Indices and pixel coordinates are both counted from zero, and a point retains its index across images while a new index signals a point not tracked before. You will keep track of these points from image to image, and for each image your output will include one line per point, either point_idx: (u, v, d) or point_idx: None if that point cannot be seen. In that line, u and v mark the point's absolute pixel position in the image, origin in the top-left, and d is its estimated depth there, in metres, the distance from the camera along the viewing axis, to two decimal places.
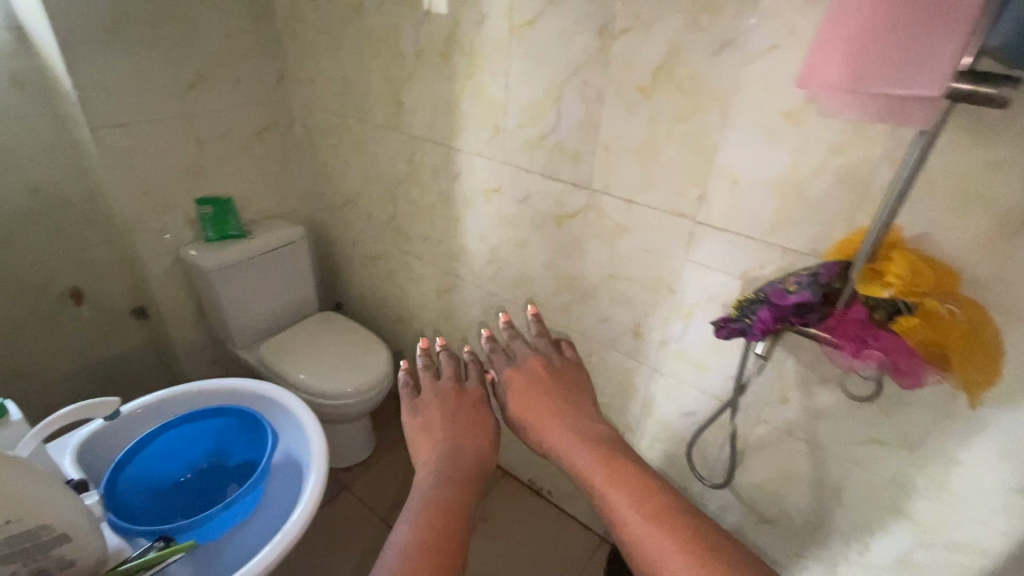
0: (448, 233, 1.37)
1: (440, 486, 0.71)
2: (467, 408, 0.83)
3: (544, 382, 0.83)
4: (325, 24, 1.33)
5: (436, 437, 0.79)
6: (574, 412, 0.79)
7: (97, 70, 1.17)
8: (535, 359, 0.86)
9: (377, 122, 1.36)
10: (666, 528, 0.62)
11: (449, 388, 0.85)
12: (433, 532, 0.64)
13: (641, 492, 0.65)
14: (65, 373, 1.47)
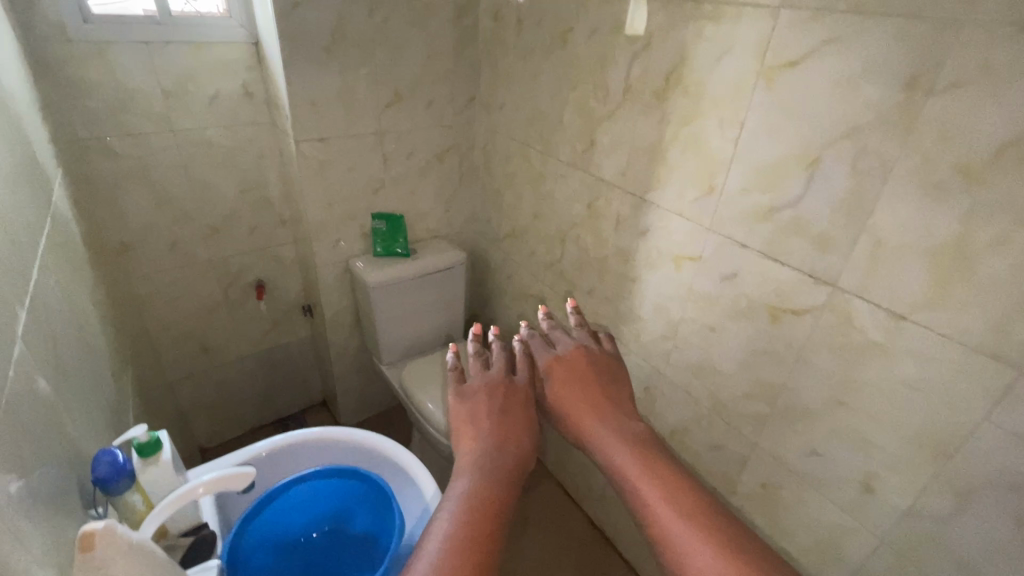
0: (619, 292, 1.18)
1: (478, 478, 0.66)
2: (512, 397, 0.78)
3: (585, 379, 0.79)
4: (525, 51, 1.23)
5: (476, 424, 0.74)
6: (614, 414, 0.75)
7: (310, 87, 1.21)
8: (579, 355, 0.83)
9: (561, 158, 1.23)
10: (702, 539, 0.58)
11: (491, 374, 0.81)
12: (466, 528, 0.59)
13: (675, 494, 0.63)
14: (238, 356, 1.60)
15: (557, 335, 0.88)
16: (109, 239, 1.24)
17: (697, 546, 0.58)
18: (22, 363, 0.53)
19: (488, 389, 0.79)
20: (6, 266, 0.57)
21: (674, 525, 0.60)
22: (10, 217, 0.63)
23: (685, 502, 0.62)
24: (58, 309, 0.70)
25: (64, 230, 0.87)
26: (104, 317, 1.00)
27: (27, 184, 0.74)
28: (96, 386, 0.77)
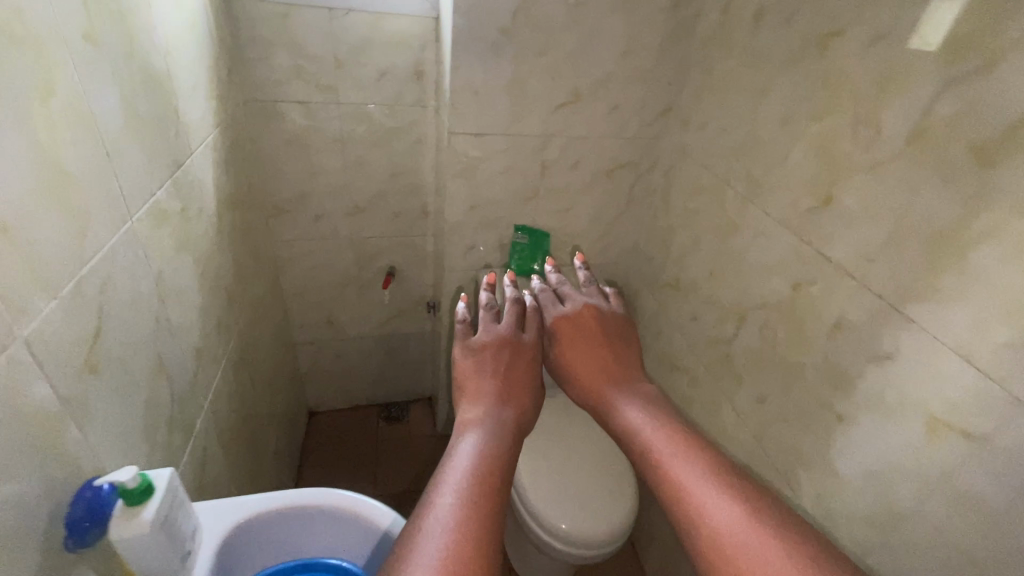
0: (813, 422, 0.80)
1: (487, 440, 0.55)
2: (517, 358, 0.69)
3: (591, 336, 0.74)
4: (756, 56, 0.89)
5: (481, 376, 0.66)
6: (614, 364, 0.70)
7: (480, 73, 1.04)
8: (587, 314, 0.77)
9: (770, 211, 0.88)
10: (701, 490, 0.51)
11: (484, 326, 0.74)
12: (463, 486, 0.49)
13: (673, 439, 0.56)
14: (359, 334, 1.57)
15: (567, 293, 0.83)
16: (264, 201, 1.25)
17: (695, 494, 0.50)
18: (8, 373, 0.44)
19: (495, 345, 0.69)
20: (45, 248, 0.49)
21: (676, 470, 0.53)
22: (91, 186, 0.56)
23: (693, 454, 0.54)
24: (129, 289, 0.63)
25: (194, 194, 0.84)
26: (224, 283, 0.98)
27: (151, 146, 0.69)
28: (159, 372, 0.70)
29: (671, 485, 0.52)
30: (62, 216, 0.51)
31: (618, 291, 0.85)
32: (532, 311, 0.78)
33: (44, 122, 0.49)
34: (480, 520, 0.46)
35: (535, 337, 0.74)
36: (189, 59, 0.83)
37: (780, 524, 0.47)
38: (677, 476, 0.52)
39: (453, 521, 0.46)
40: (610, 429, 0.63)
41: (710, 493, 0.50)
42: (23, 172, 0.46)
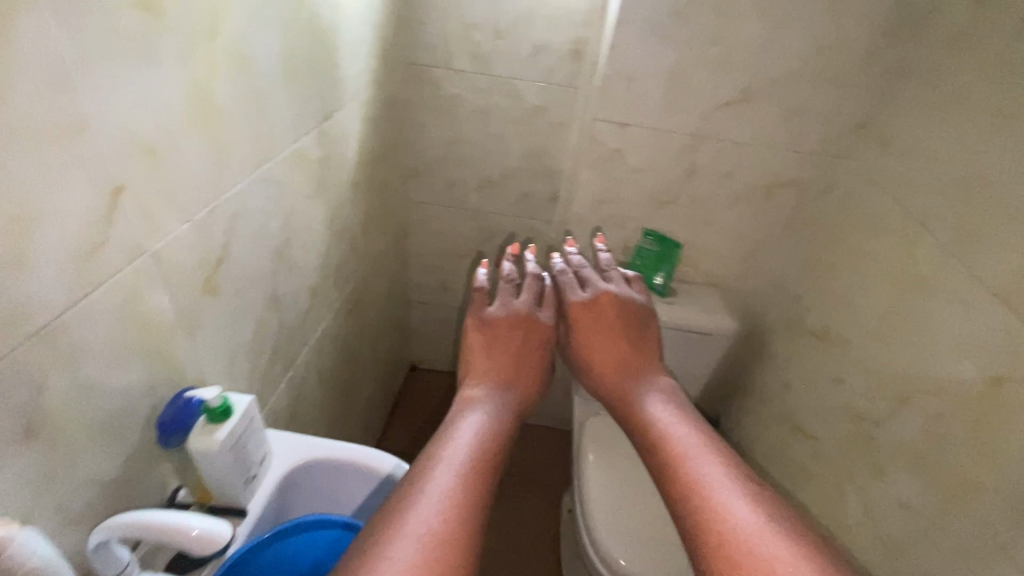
0: (981, 563, 0.60)
1: (490, 410, 0.61)
2: (528, 339, 0.75)
3: (604, 326, 0.77)
4: (1005, 67, 0.68)
5: (493, 362, 0.71)
6: (627, 359, 0.73)
7: (641, 55, 0.95)
8: (606, 303, 0.79)
9: (981, 272, 0.67)
10: (700, 480, 0.50)
11: (499, 308, 0.79)
12: (459, 449, 0.52)
13: (676, 433, 0.57)
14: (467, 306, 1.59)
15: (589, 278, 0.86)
16: (406, 163, 1.31)
17: (697, 481, 0.50)
18: (133, 280, 0.48)
19: (508, 325, 0.76)
20: (186, 175, 0.53)
21: (679, 460, 0.53)
22: (240, 125, 0.60)
23: (709, 454, 0.54)
24: (257, 225, 0.68)
25: (337, 145, 0.89)
26: (350, 233, 1.03)
27: (304, 96, 0.74)
28: (272, 305, 0.76)
29: (672, 473, 0.52)
30: (207, 148, 0.56)
31: (636, 276, 0.87)
32: (546, 299, 0.84)
33: (206, 59, 0.53)
34: (470, 482, 0.48)
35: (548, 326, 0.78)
36: (359, 15, 0.86)
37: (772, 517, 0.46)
38: (682, 466, 0.52)
39: (443, 475, 0.48)
40: (622, 422, 0.65)
41: (708, 484, 0.50)
42: (178, 103, 0.50)
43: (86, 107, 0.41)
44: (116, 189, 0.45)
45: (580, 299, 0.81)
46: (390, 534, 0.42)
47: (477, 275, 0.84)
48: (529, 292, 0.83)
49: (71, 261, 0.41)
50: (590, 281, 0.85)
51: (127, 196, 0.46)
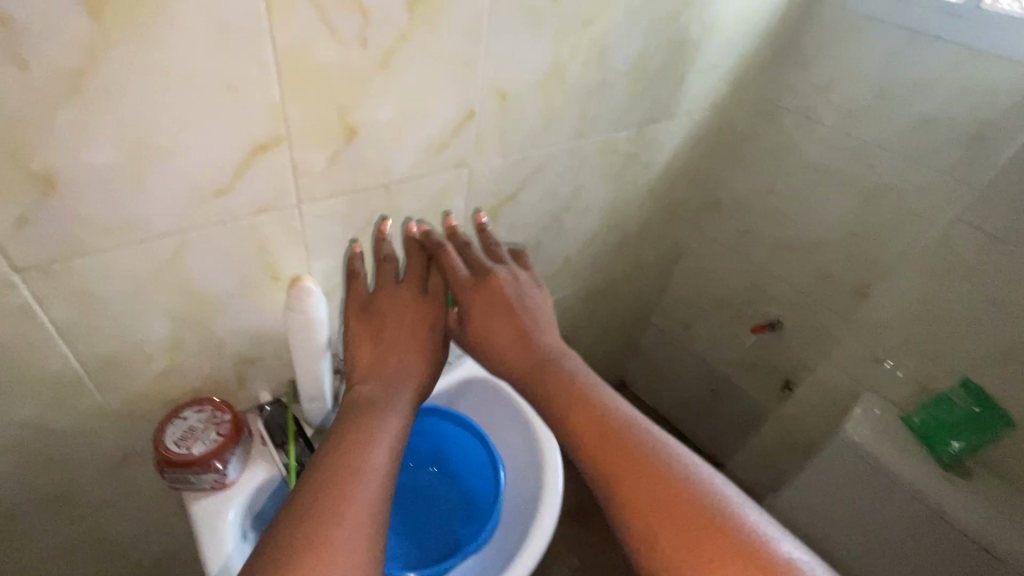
0: None
1: (394, 406, 0.52)
2: (418, 328, 0.58)
3: (501, 300, 0.59)
4: None
5: (406, 370, 0.56)
6: (531, 333, 0.57)
7: None
8: (497, 283, 0.59)
9: None
10: (679, 500, 0.41)
11: (386, 287, 0.60)
12: (363, 464, 0.44)
13: (635, 428, 0.46)
14: (704, 359, 1.41)
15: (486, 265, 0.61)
16: None
17: (677, 492, 0.41)
18: (448, 180, 0.65)
19: (417, 317, 0.59)
20: (517, 122, 0.67)
21: (643, 458, 0.44)
22: (574, 99, 0.71)
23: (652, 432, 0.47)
24: (549, 184, 0.80)
25: (648, 150, 0.94)
26: (625, 230, 1.09)
27: (639, 94, 0.81)
28: (529, 251, 0.88)
29: (634, 491, 0.42)
30: (541, 108, 0.68)
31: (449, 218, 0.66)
32: (417, 270, 0.61)
33: (573, 41, 0.64)
34: (363, 497, 0.42)
35: (419, 295, 0.60)
36: (732, 39, 0.87)
37: (762, 518, 0.40)
38: (647, 480, 0.42)
39: (340, 497, 0.41)
40: (546, 411, 0.51)
41: (688, 497, 0.41)
42: (537, 67, 0.63)
43: (476, 51, 0.56)
44: (468, 114, 0.60)
45: (470, 272, 0.60)
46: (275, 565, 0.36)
47: (353, 252, 0.60)
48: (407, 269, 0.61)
49: (419, 150, 0.59)
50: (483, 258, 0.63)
51: (472, 121, 0.61)
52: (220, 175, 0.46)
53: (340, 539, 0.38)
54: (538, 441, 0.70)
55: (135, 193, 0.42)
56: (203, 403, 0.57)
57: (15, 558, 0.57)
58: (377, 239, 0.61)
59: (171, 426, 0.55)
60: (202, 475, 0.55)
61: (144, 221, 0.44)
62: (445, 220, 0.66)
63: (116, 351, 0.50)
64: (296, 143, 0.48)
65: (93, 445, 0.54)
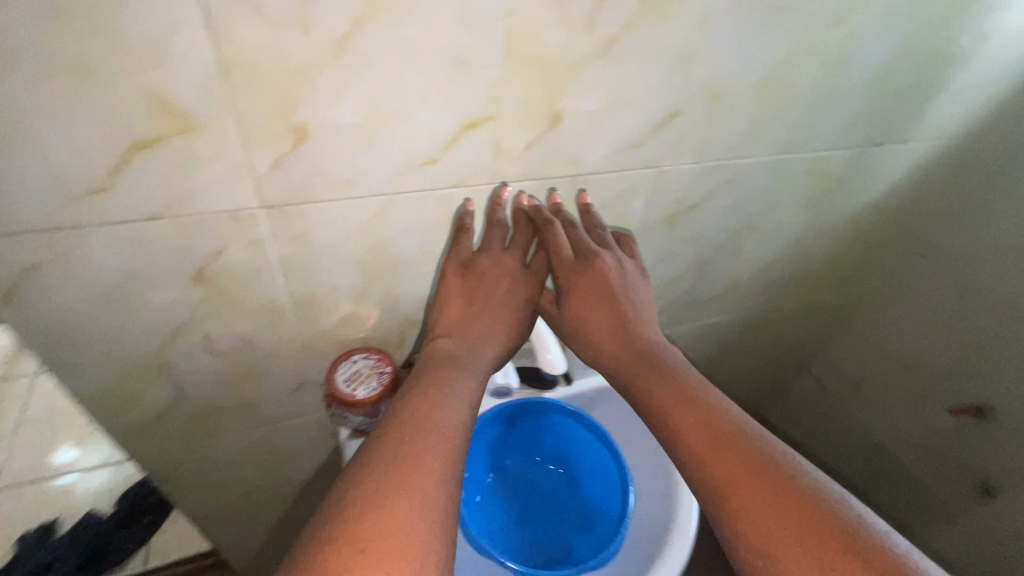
0: None
1: (461, 372, 0.50)
2: (504, 302, 0.57)
3: (604, 289, 0.55)
4: None
5: (488, 339, 0.55)
6: (630, 323, 0.54)
7: None
8: (601, 270, 0.56)
9: None
10: (801, 505, 0.36)
11: (487, 253, 0.57)
12: (441, 416, 0.43)
13: (747, 430, 0.41)
14: (871, 429, 1.23)
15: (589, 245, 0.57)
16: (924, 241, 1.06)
17: (796, 498, 0.36)
18: (635, 179, 0.62)
19: (506, 289, 0.57)
20: (723, 127, 0.61)
21: (756, 459, 0.39)
22: (794, 109, 0.63)
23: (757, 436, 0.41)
24: (738, 199, 0.72)
25: (864, 177, 0.81)
26: (808, 262, 0.95)
27: (874, 111, 0.69)
28: (696, 268, 0.82)
29: (746, 497, 0.38)
30: (753, 114, 0.61)
31: (583, 194, 0.60)
32: (524, 239, 0.58)
33: (811, 42, 0.56)
34: (441, 445, 0.41)
35: (520, 267, 0.58)
36: (1020, 56, 0.70)
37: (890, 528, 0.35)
38: (759, 487, 0.38)
39: (416, 438, 0.40)
40: (641, 406, 0.48)
41: (812, 508, 0.36)
42: (761, 68, 0.56)
43: (700, 45, 0.51)
44: (673, 113, 0.56)
45: (575, 252, 0.57)
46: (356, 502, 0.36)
47: (467, 208, 0.55)
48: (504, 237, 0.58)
49: (615, 144, 0.56)
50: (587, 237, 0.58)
51: (676, 121, 0.57)
52: (432, 145, 0.48)
53: (417, 476, 0.38)
54: (678, 489, 0.64)
55: (363, 152, 0.46)
56: (370, 351, 0.63)
57: (209, 443, 0.67)
58: (493, 206, 0.56)
59: (342, 365, 0.61)
60: (360, 417, 0.59)
61: (364, 178, 0.48)
62: (550, 196, 0.58)
63: (314, 290, 0.56)
64: (504, 123, 0.49)
65: (281, 366, 0.62)
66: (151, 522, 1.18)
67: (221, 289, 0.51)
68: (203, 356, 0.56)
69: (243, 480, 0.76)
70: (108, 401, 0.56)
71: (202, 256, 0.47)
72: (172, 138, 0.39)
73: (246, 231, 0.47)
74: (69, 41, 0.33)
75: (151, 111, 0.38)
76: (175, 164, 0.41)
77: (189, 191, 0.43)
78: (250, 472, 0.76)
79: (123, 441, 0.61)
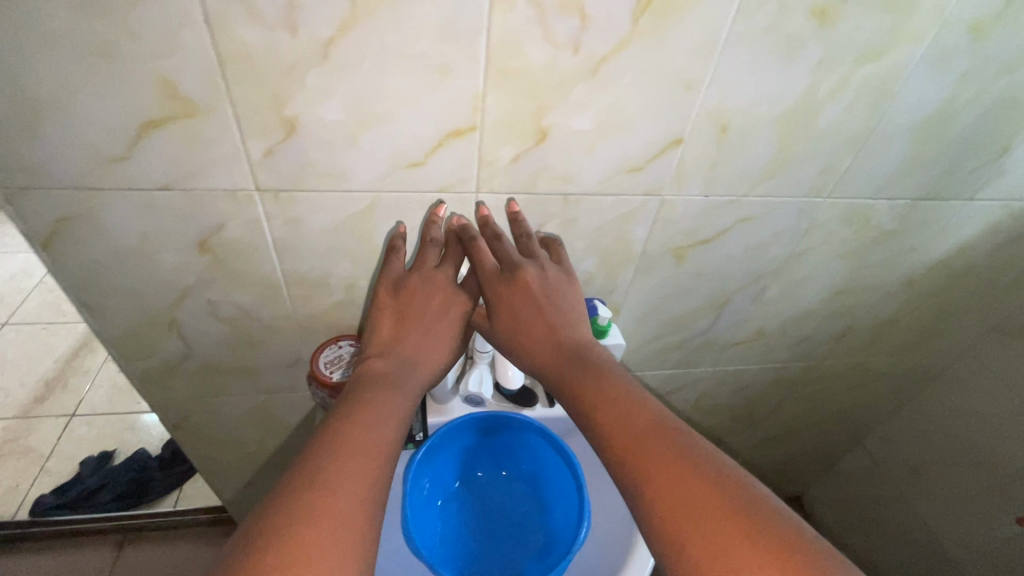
0: None
1: (389, 390, 0.51)
2: (438, 322, 0.58)
3: (530, 298, 0.56)
4: None
5: (425, 360, 0.57)
6: (558, 328, 0.56)
7: None
8: (526, 283, 0.56)
9: None
10: (707, 491, 0.40)
11: (419, 271, 0.58)
12: (371, 436, 0.45)
13: (656, 418, 0.46)
14: (929, 523, 1.09)
15: (519, 261, 0.57)
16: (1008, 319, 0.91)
17: (704, 483, 0.40)
18: (635, 204, 0.60)
19: (438, 310, 0.58)
20: (735, 161, 0.57)
21: (674, 451, 0.43)
22: (821, 149, 0.58)
23: (653, 427, 0.45)
24: (759, 240, 0.68)
25: (921, 232, 0.72)
26: (854, 321, 0.86)
27: (926, 158, 0.62)
28: (713, 309, 0.77)
29: (658, 487, 0.41)
30: (773, 149, 0.57)
31: (513, 201, 0.57)
32: (457, 256, 0.59)
33: (839, 78, 0.52)
34: (368, 464, 0.43)
35: (452, 283, 0.59)
36: None
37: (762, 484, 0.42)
38: (673, 476, 0.41)
39: (340, 459, 0.42)
40: (574, 407, 0.50)
41: (720, 489, 0.40)
42: (779, 101, 0.53)
43: (703, 73, 0.49)
44: (676, 139, 0.54)
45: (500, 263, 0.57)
46: (283, 524, 0.37)
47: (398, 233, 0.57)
48: (431, 256, 0.58)
49: (610, 166, 0.55)
50: (516, 250, 0.58)
51: (678, 148, 0.55)
52: (416, 149, 0.51)
53: (339, 505, 0.39)
54: (639, 522, 0.63)
55: (349, 149, 0.49)
56: (356, 340, 0.66)
57: (214, 401, 0.74)
58: (427, 221, 0.57)
59: (328, 347, 0.65)
60: (331, 399, 0.63)
61: (351, 174, 0.51)
62: (479, 209, 0.57)
63: (307, 274, 0.60)
64: (487, 134, 0.50)
65: (279, 339, 0.67)
66: (185, 469, 1.29)
67: (222, 260, 0.56)
68: (209, 319, 0.62)
69: (245, 442, 0.83)
70: (127, 346, 0.63)
71: (207, 226, 0.53)
72: (179, 118, 0.45)
73: (244, 209, 0.52)
74: (95, 28, 0.39)
75: (159, 92, 0.43)
76: (181, 142, 0.46)
77: (194, 167, 0.48)
78: (251, 435, 0.82)
79: (140, 384, 0.69)
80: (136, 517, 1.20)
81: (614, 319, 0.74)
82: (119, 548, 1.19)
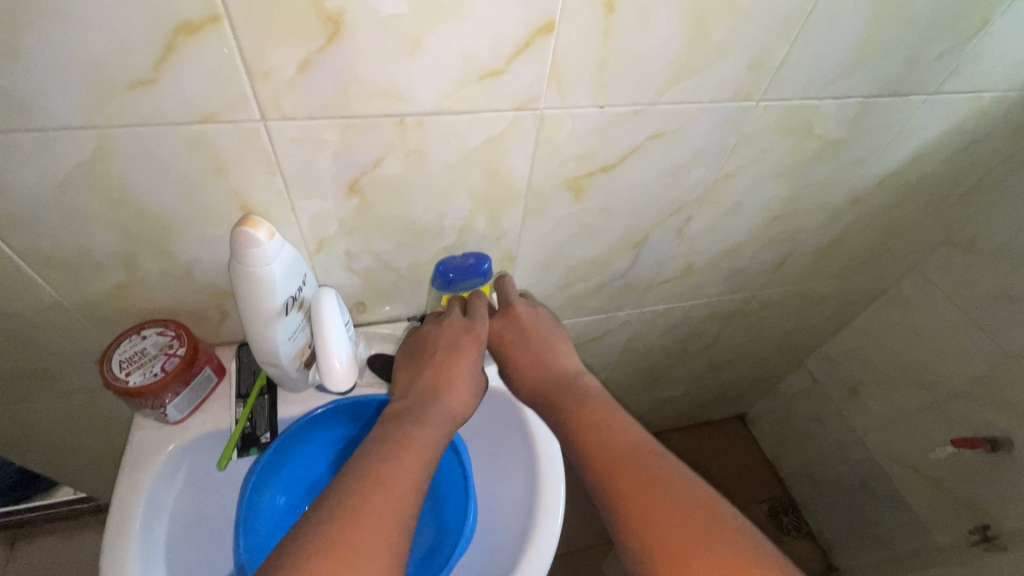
0: None
1: (408, 424, 0.43)
2: (459, 357, 0.51)
3: (523, 331, 0.54)
4: None
5: (455, 386, 0.49)
6: (554, 354, 0.53)
7: None
8: (517, 315, 0.55)
9: None
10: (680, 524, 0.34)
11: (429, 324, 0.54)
12: (397, 472, 0.38)
13: (640, 442, 0.41)
14: (863, 439, 1.07)
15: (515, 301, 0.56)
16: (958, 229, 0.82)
17: (685, 511, 0.35)
18: (502, 124, 0.44)
19: (449, 344, 0.51)
20: (633, 55, 0.42)
21: (648, 476, 0.37)
22: (747, 33, 0.43)
23: (633, 457, 0.39)
24: (674, 164, 0.53)
25: (872, 138, 0.59)
26: (795, 247, 0.75)
27: (881, 39, 0.47)
28: (629, 248, 0.64)
29: (638, 514, 0.36)
30: (683, 34, 0.41)
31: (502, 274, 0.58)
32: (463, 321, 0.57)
33: None
34: (392, 508, 0.36)
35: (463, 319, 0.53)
36: None
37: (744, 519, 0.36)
38: (650, 503, 0.36)
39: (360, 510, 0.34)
40: (560, 433, 0.46)
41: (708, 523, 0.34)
42: None
43: None
44: (544, 27, 0.38)
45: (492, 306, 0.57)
46: None
47: (241, 237, 0.39)
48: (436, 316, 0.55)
49: (453, 72, 0.39)
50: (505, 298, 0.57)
51: (550, 40, 0.39)
52: (135, 58, 0.33)
53: (361, 565, 0.32)
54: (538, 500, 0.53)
55: (16, 63, 0.31)
56: (166, 326, 0.50)
57: (17, 408, 0.59)
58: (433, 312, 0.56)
59: (126, 341, 0.49)
60: (138, 404, 0.49)
61: (42, 105, 0.33)
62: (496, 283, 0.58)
63: (58, 253, 0.43)
64: (244, 29, 0.33)
65: (66, 335, 0.51)
66: None
67: None
68: None
69: (87, 444, 0.69)
70: None
71: None
72: None
73: None
74: None
75: None
76: None
77: None
78: (92, 436, 0.68)
79: None
80: (22, 513, 1.07)
81: (510, 269, 0.61)
82: (13, 546, 1.07)
